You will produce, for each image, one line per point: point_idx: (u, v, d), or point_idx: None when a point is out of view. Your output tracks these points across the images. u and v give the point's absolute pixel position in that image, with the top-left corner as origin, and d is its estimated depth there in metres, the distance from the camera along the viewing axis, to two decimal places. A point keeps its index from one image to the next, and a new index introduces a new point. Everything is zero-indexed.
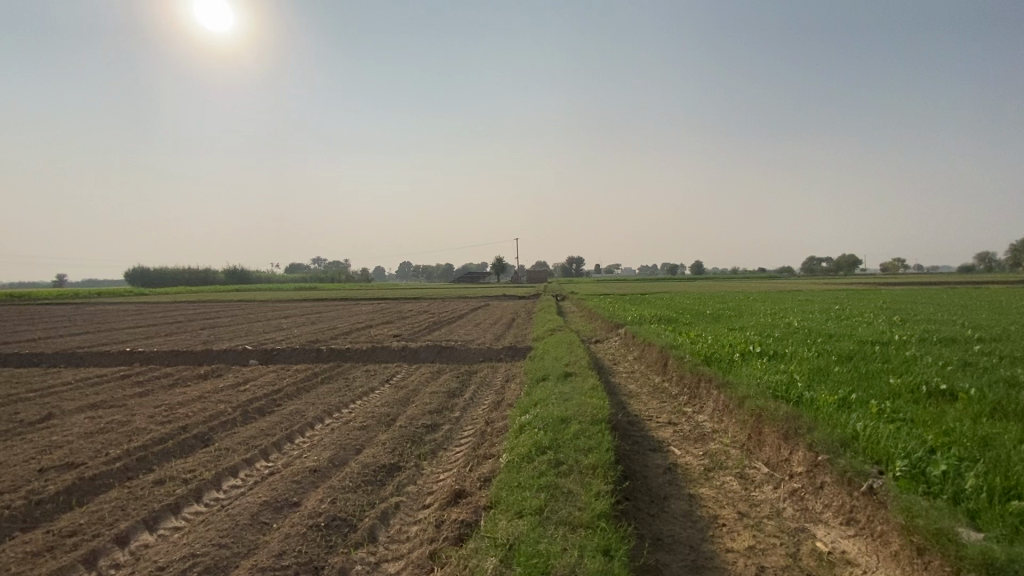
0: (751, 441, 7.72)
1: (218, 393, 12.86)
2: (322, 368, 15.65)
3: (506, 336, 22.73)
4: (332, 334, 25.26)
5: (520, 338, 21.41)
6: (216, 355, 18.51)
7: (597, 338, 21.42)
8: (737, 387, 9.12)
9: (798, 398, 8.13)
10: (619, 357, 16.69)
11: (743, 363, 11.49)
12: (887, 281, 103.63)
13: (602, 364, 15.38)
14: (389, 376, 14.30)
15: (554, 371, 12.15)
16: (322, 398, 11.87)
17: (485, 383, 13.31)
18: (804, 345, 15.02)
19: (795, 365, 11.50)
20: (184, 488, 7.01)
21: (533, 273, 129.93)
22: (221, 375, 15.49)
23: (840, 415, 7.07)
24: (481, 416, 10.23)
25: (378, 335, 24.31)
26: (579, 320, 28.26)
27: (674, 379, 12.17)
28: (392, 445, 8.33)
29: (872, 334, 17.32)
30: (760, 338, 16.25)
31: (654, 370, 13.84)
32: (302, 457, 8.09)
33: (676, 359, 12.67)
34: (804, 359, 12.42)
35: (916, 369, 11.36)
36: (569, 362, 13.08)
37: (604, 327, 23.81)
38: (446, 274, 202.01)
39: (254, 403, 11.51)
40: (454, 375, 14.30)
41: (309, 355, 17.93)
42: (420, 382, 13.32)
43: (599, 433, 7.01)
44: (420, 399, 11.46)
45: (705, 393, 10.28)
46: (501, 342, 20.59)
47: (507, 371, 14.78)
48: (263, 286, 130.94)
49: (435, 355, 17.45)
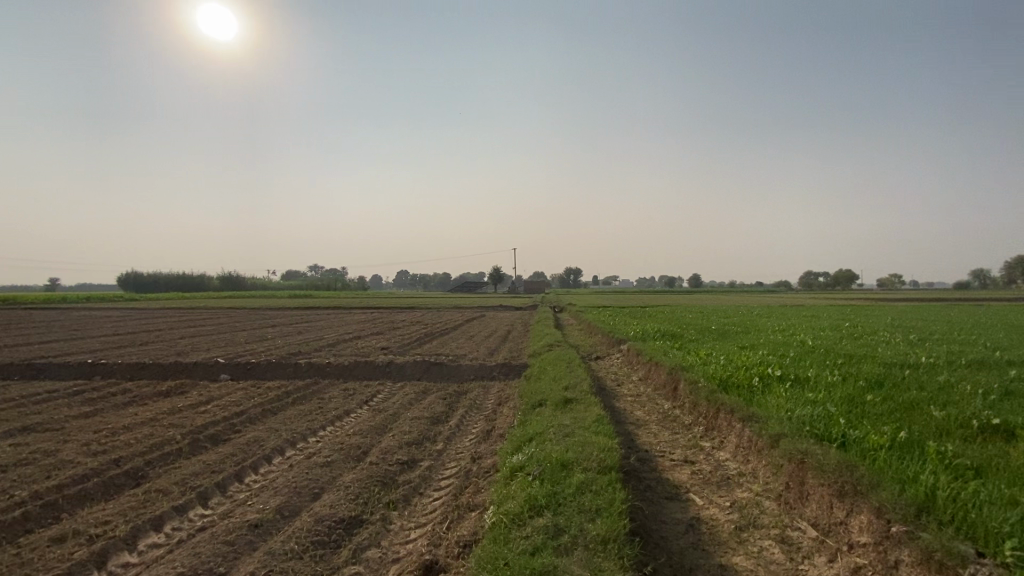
0: (790, 493, 6.35)
1: (173, 415, 11.40)
2: (297, 387, 14.19)
3: (500, 351, 21.33)
4: (316, 347, 23.78)
5: (516, 353, 20.01)
6: (185, 368, 17.03)
7: (598, 355, 20.03)
8: (766, 422, 7.78)
9: (844, 439, 6.79)
10: (622, 378, 15.32)
11: (766, 390, 10.15)
12: (886, 297, 102.91)
13: (604, 386, 14.00)
14: (369, 397, 12.89)
15: (552, 396, 10.76)
16: (288, 424, 10.44)
17: (474, 407, 11.90)
18: (826, 367, 13.66)
19: (824, 393, 10.17)
20: (85, 550, 5.52)
21: (531, 284, 128.76)
22: (185, 393, 14.01)
23: (905, 465, 5.72)
24: (467, 450, 8.84)
25: (364, 348, 22.81)
26: (578, 335, 26.84)
27: (687, 407, 10.79)
28: (356, 490, 6.95)
29: (896, 355, 15.98)
30: (776, 359, 14.92)
31: (663, 394, 12.48)
32: (245, 506, 6.67)
33: (688, 384, 11.31)
34: (832, 385, 11.09)
35: (963, 398, 10.00)
36: (569, 385, 11.70)
37: (605, 343, 22.40)
38: (443, 283, 200.35)
39: (209, 429, 10.07)
40: (441, 396, 12.89)
41: (285, 371, 16.47)
42: (402, 405, 11.90)
43: (607, 486, 5.64)
44: (399, 427, 10.05)
45: (726, 426, 8.92)
46: (495, 358, 19.16)
47: (500, 392, 13.37)
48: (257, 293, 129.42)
49: (422, 373, 16.02)
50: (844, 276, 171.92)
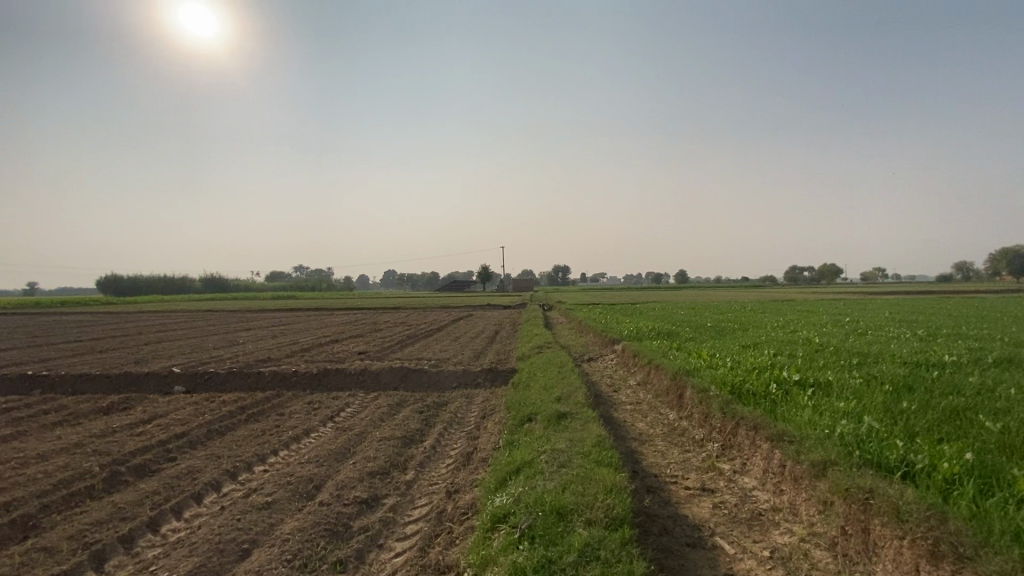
0: (849, 542, 5.01)
1: (102, 438, 9.77)
2: (256, 400, 12.60)
3: (486, 353, 19.86)
4: (288, 352, 22.11)
5: (503, 356, 18.56)
6: (136, 380, 15.33)
7: (591, 357, 18.67)
8: (805, 444, 6.44)
9: (909, 470, 5.46)
10: (619, 382, 13.97)
11: (789, 400, 8.82)
12: (872, 291, 103.16)
13: (600, 392, 12.65)
14: (335, 412, 11.37)
15: (542, 409, 9.35)
16: (234, 449, 8.88)
17: (455, 422, 10.46)
18: (842, 369, 12.43)
19: (855, 402, 8.89)
20: None
21: (519, 283, 127.40)
22: (127, 409, 12.34)
23: (1006, 510, 4.40)
24: (443, 479, 7.40)
25: (340, 353, 21.17)
26: (568, 335, 25.46)
27: (697, 420, 9.46)
28: (296, 544, 5.47)
29: (911, 353, 14.84)
30: (786, 359, 13.65)
31: (666, 403, 11.14)
32: (152, 570, 5.16)
33: (697, 392, 9.97)
34: (858, 391, 9.82)
35: (1009, 406, 8.78)
36: (563, 395, 10.28)
37: (598, 343, 21.01)
38: (431, 283, 198.07)
39: (138, 457, 8.49)
40: (417, 409, 11.40)
41: (246, 381, 14.84)
42: (371, 421, 10.37)
43: (620, 549, 4.24)
44: (364, 450, 8.57)
45: (748, 445, 7.58)
46: (480, 362, 17.71)
47: (485, 403, 11.92)
48: (239, 294, 126.58)
49: (399, 381, 14.51)
50: (829, 271, 173.02)
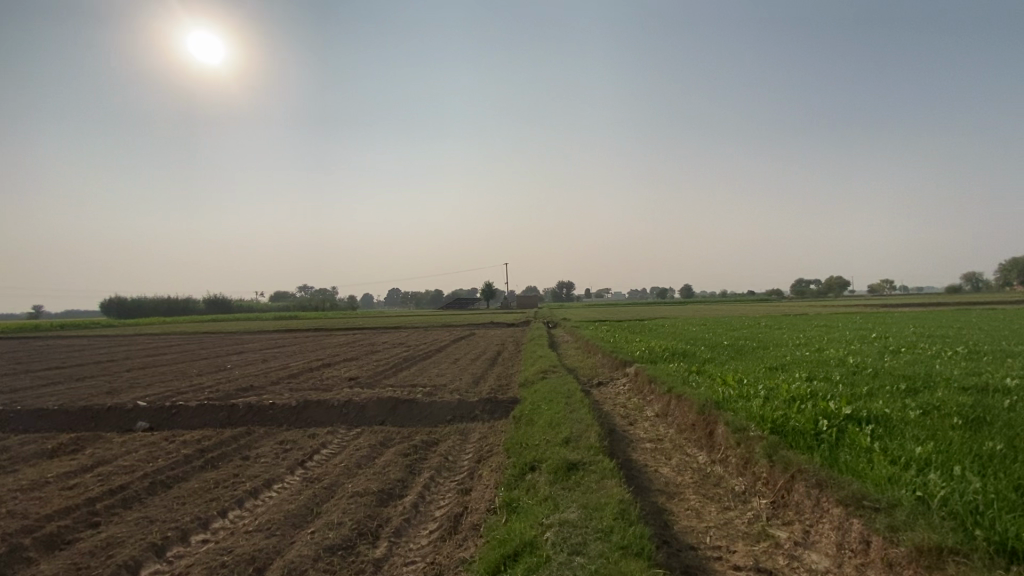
0: None
1: (27, 493, 8.25)
2: (221, 440, 11.05)
3: (486, 379, 18.24)
4: (273, 379, 20.53)
5: (504, 383, 16.97)
6: (98, 416, 13.84)
7: (600, 382, 17.01)
8: (898, 519, 4.84)
9: None
10: (635, 414, 12.37)
11: (850, 444, 7.20)
12: (882, 304, 101.21)
13: (614, 427, 11.05)
14: (307, 455, 9.83)
15: (548, 456, 7.79)
16: (174, 511, 7.32)
17: (445, 469, 8.87)
18: (892, 397, 10.80)
19: (930, 443, 7.26)
20: None
21: (523, 300, 125.96)
22: (73, 452, 10.82)
23: None
24: (421, 556, 5.82)
25: (329, 380, 19.60)
26: (574, 356, 23.77)
27: (734, 467, 7.85)
28: None
29: (963, 374, 13.16)
30: (824, 385, 12.00)
31: (693, 442, 9.54)
32: None
33: (731, 431, 8.36)
34: (927, 427, 8.18)
35: None
36: (572, 436, 8.70)
37: (607, 366, 19.36)
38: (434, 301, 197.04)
39: (55, 523, 6.95)
40: (403, 451, 9.84)
41: (217, 417, 13.31)
42: (345, 469, 8.79)
43: None
44: (330, 511, 7.01)
45: (810, 507, 5.96)
46: (478, 390, 16.12)
47: (481, 443, 10.34)
48: (241, 315, 125.64)
49: (387, 414, 12.94)
50: (837, 283, 170.86)
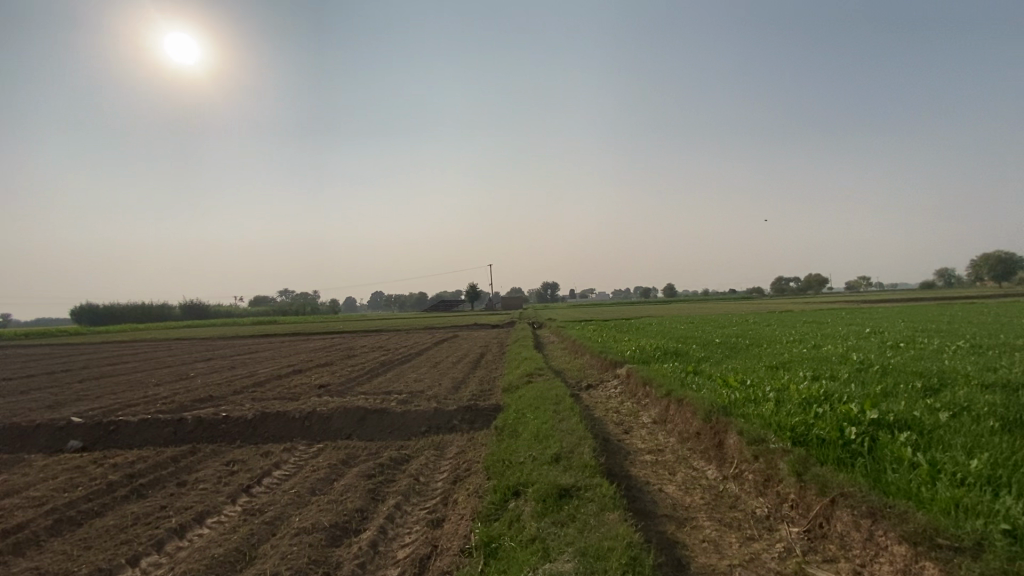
0: None
1: None
2: (156, 462, 9.57)
3: (467, 384, 16.94)
4: (237, 388, 18.94)
5: (486, 387, 15.70)
6: (24, 434, 12.22)
7: (590, 385, 15.81)
8: (992, 566, 3.72)
9: None
10: (630, 420, 11.21)
11: (890, 458, 6.10)
12: (862, 300, 102.35)
13: (609, 436, 9.86)
14: (254, 480, 8.43)
15: (535, 479, 6.56)
16: (72, 561, 5.91)
17: (414, 493, 7.58)
18: (912, 396, 9.79)
19: (980, 452, 6.23)
20: None
21: (508, 301, 124.71)
22: None
23: None
24: None
25: (297, 388, 18.08)
26: (561, 357, 22.57)
27: (753, 486, 6.70)
28: None
29: (976, 369, 12.29)
30: (834, 384, 10.99)
31: (699, 454, 8.39)
32: None
33: (746, 442, 7.24)
34: (965, 432, 7.17)
35: None
36: (562, 450, 7.49)
37: (597, 368, 18.18)
38: (418, 304, 194.95)
39: None
40: (367, 472, 8.51)
41: (162, 434, 11.80)
42: (295, 497, 7.44)
43: None
44: (267, 557, 5.66)
45: (861, 543, 4.83)
46: (458, 396, 14.84)
47: (458, 460, 9.07)
48: (218, 321, 122.21)
49: (354, 427, 11.61)
50: (816, 280, 173.11)
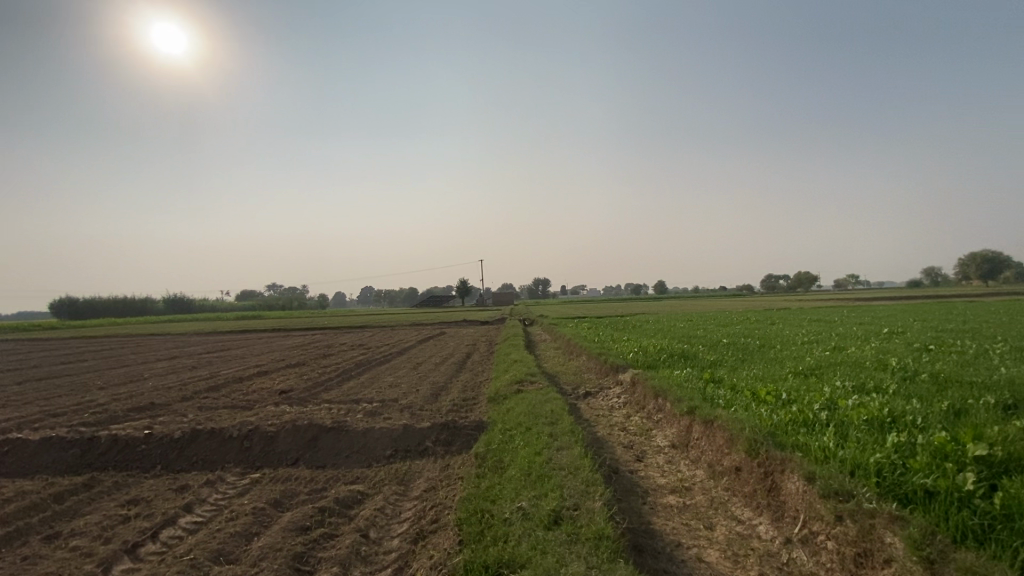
0: None
1: None
2: (30, 501, 7.33)
3: (448, 391, 14.80)
4: (187, 393, 16.62)
5: (469, 396, 13.58)
6: None
7: (588, 393, 13.74)
8: None
9: None
10: (641, 442, 9.14)
11: None
12: (855, 299, 101.56)
13: (618, 467, 7.77)
14: (146, 537, 6.24)
15: (525, 559, 4.46)
16: None
17: (357, 561, 5.44)
18: (996, 417, 7.79)
19: None
20: None
21: (499, 297, 122.67)
22: None
23: None
24: None
25: (254, 395, 15.83)
26: (555, 359, 20.48)
27: (839, 563, 4.66)
28: None
29: None
30: (889, 400, 8.99)
31: (743, 501, 6.32)
32: None
33: (819, 495, 5.18)
34: None
35: None
36: (563, 506, 5.40)
37: (595, 373, 16.10)
38: (407, 299, 192.20)
39: None
40: (301, 522, 6.38)
41: (64, 459, 9.53)
42: (187, 570, 5.28)
43: None
44: None
45: None
46: (435, 407, 12.70)
47: (424, 502, 6.94)
48: (200, 315, 118.76)
49: (303, 452, 9.44)
50: (806, 277, 172.99)
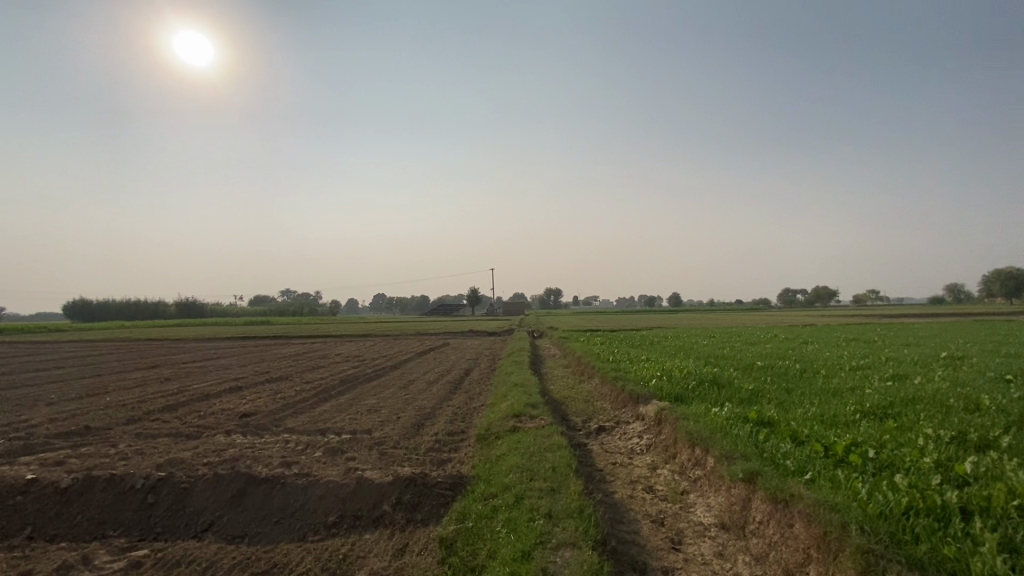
0: None
1: None
2: None
3: (432, 421, 12.34)
4: (138, 414, 14.37)
5: (455, 431, 11.12)
6: None
7: (601, 429, 11.22)
8: None
9: None
10: (675, 517, 6.62)
11: None
12: (876, 314, 97.55)
13: (646, 567, 5.30)
14: None
15: None
16: None
17: None
18: None
19: None
20: None
21: (509, 307, 120.19)
22: None
23: None
24: None
25: (210, 418, 13.56)
26: (563, 381, 17.95)
27: None
28: None
29: None
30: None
31: None
32: None
33: None
34: None
35: None
36: None
37: (611, 403, 13.52)
38: (417, 307, 190.82)
39: None
40: None
41: None
42: None
43: None
44: None
45: None
46: (413, 445, 10.29)
47: None
48: (206, 320, 117.83)
49: (221, 514, 7.11)
50: (824, 292, 168.11)
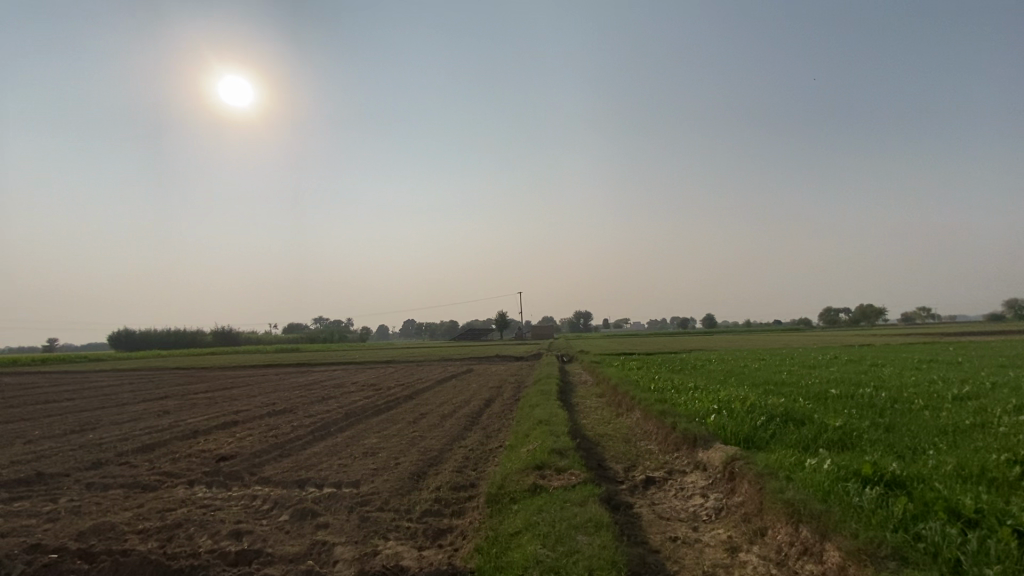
0: None
1: None
2: None
3: (436, 470, 9.93)
4: (106, 456, 12.51)
5: (461, 486, 8.70)
6: None
7: (650, 483, 8.64)
8: None
9: None
10: None
11: None
12: (934, 334, 90.18)
13: None
14: None
15: None
16: None
17: None
18: None
19: None
20: None
21: (538, 331, 117.14)
22: None
23: None
24: None
25: (179, 463, 11.52)
26: (596, 415, 15.28)
27: None
28: None
29: None
30: None
31: None
32: None
33: None
34: None
35: None
36: None
37: (659, 445, 10.88)
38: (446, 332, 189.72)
39: None
40: None
41: None
42: None
43: None
44: None
45: None
46: (405, 506, 7.96)
47: None
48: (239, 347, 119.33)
49: None
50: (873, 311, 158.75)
